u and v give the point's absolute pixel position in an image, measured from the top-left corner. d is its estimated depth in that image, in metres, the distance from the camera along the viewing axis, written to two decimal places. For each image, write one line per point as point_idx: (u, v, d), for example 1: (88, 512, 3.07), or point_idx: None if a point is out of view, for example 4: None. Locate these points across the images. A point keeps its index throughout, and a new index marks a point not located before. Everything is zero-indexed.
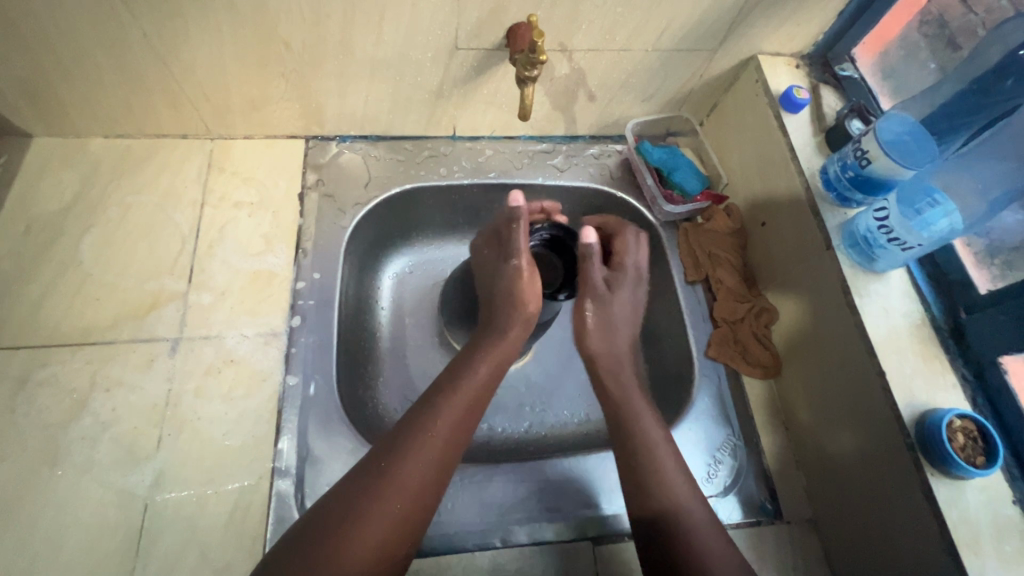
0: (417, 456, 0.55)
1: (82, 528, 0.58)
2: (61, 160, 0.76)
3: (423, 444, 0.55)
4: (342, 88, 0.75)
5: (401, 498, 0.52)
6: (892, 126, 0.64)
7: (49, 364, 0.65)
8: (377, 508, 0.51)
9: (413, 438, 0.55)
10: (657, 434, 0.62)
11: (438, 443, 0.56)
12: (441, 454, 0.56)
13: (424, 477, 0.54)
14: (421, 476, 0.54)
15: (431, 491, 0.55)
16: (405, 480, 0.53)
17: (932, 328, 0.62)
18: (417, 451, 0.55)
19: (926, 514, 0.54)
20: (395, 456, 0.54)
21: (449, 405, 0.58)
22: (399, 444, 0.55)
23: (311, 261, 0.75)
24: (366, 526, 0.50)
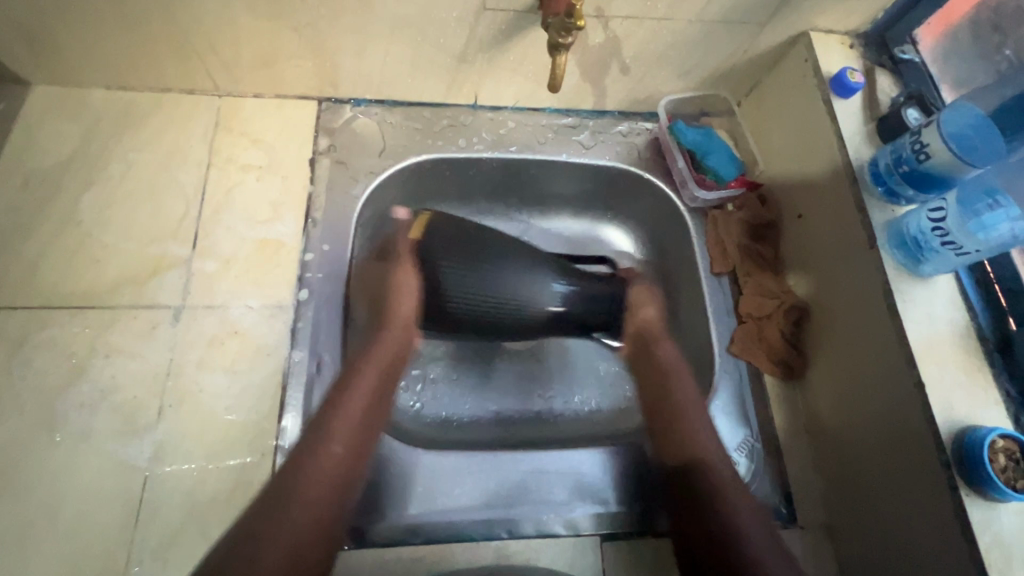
0: (313, 471, 0.53)
1: (80, 497, 0.57)
2: (62, 111, 0.72)
3: (319, 454, 0.54)
4: (359, 47, 0.70)
5: (310, 500, 0.52)
6: (957, 118, 0.58)
7: (47, 327, 0.62)
8: (277, 527, 0.50)
9: (307, 447, 0.55)
10: (696, 416, 0.64)
11: (338, 454, 0.55)
12: (351, 442, 0.56)
13: (321, 490, 0.53)
14: (323, 464, 0.54)
15: (335, 492, 0.54)
16: (289, 521, 0.51)
17: (977, 339, 0.58)
18: (311, 463, 0.54)
19: (956, 535, 0.51)
20: (286, 472, 0.53)
21: (344, 411, 0.57)
22: (293, 457, 0.54)
23: (321, 232, 0.72)
24: (278, 531, 0.50)
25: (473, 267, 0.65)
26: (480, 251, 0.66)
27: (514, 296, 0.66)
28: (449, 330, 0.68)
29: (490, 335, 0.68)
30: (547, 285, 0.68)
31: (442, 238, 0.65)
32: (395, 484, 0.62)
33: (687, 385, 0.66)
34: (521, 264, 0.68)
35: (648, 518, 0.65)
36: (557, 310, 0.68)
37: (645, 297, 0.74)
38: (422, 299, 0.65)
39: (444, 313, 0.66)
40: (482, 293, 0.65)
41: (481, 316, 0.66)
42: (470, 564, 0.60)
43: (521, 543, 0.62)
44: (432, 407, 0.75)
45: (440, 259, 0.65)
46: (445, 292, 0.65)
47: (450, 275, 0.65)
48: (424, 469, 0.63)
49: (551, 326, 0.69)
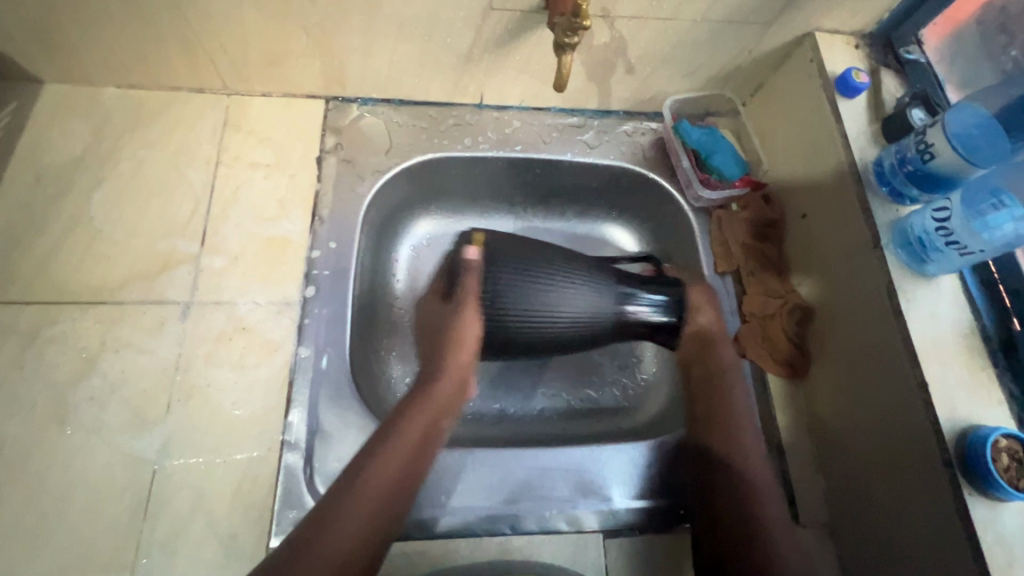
0: (354, 500, 0.52)
1: (90, 489, 0.58)
2: (73, 109, 0.73)
3: (360, 487, 0.52)
4: (367, 46, 0.70)
5: (365, 507, 0.51)
6: (962, 118, 0.58)
7: (58, 321, 0.63)
8: (322, 548, 0.48)
9: (353, 478, 0.53)
10: (749, 434, 0.65)
11: (377, 488, 0.53)
12: (410, 454, 0.56)
13: (360, 529, 0.50)
14: (381, 475, 0.53)
15: (373, 535, 0.51)
16: (346, 525, 0.50)
17: (981, 339, 0.58)
18: (355, 493, 0.52)
19: (958, 534, 0.51)
20: (333, 499, 0.51)
21: (395, 446, 0.56)
22: (338, 488, 0.52)
23: (328, 229, 0.72)
24: (332, 531, 0.49)
25: (538, 278, 0.65)
26: (538, 266, 0.66)
27: (555, 307, 0.64)
28: (507, 355, 0.67)
29: (541, 352, 0.67)
30: (609, 292, 0.67)
31: (503, 247, 0.67)
32: None
33: (739, 395, 0.68)
34: (580, 272, 0.67)
35: (650, 515, 0.65)
36: (616, 314, 0.67)
37: (705, 300, 0.71)
38: (484, 325, 0.65)
39: (503, 337, 0.65)
40: (547, 308, 0.64)
41: (532, 338, 0.65)
42: (474, 558, 0.60)
43: (524, 538, 0.62)
44: None
45: (501, 275, 0.65)
46: (503, 316, 0.64)
47: (513, 296, 0.64)
48: (429, 465, 0.64)
49: (613, 329, 0.67)
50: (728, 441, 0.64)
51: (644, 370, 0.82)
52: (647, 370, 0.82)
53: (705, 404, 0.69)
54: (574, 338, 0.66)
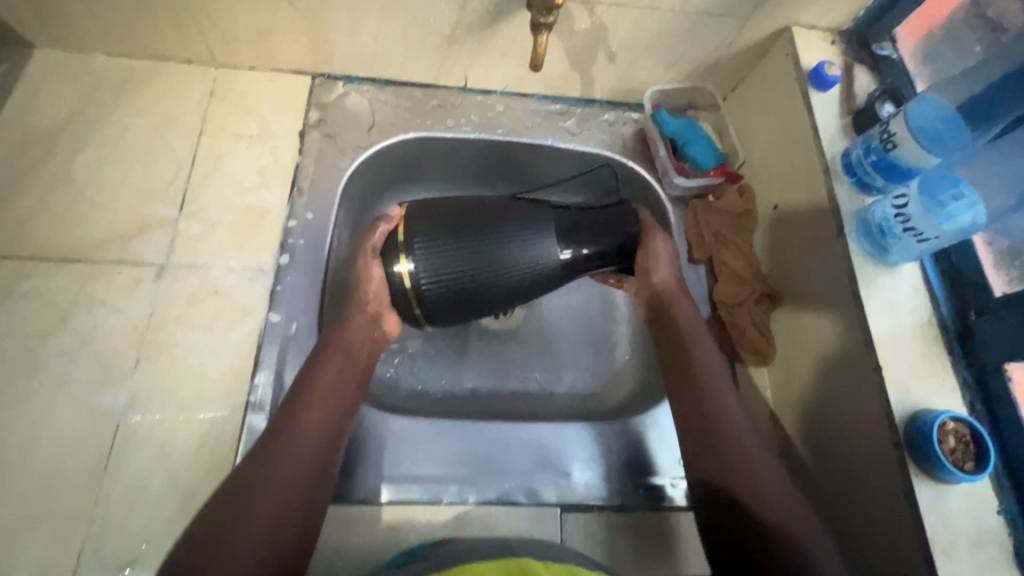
0: (290, 439, 0.52)
1: (54, 440, 0.59)
2: (62, 73, 0.75)
3: (295, 426, 0.53)
4: (352, 23, 0.72)
5: (284, 473, 0.50)
6: (923, 109, 0.60)
7: (33, 277, 0.64)
8: (264, 489, 0.49)
9: (283, 424, 0.53)
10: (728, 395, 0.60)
11: (315, 425, 0.54)
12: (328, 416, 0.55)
13: (302, 463, 0.51)
14: (301, 440, 0.52)
15: (314, 475, 0.52)
16: (270, 492, 0.49)
17: (938, 327, 0.59)
18: (291, 430, 0.52)
19: (905, 515, 0.52)
20: (269, 440, 0.52)
21: (318, 385, 0.56)
22: (272, 432, 0.53)
23: (306, 201, 0.73)
24: (254, 504, 0.48)
25: (452, 246, 0.60)
26: (464, 230, 0.61)
27: (513, 258, 0.61)
28: (430, 322, 0.63)
29: (471, 313, 0.63)
30: (545, 240, 0.62)
31: (434, 221, 0.62)
32: (363, 446, 0.63)
33: (708, 348, 0.63)
34: (496, 228, 0.61)
35: (611, 493, 0.66)
36: (563, 258, 0.62)
37: (662, 256, 0.67)
38: (432, 297, 0.60)
39: (419, 304, 0.61)
40: (465, 269, 0.60)
41: (456, 301, 0.61)
42: (432, 527, 0.62)
43: (484, 508, 0.63)
44: (407, 379, 0.76)
45: (421, 244, 0.60)
46: (418, 282, 0.60)
47: (431, 261, 0.60)
48: (391, 434, 0.64)
49: (563, 276, 0.64)
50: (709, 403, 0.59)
51: (615, 356, 0.82)
52: (619, 357, 0.82)
53: (677, 368, 0.62)
54: (527, 289, 0.63)
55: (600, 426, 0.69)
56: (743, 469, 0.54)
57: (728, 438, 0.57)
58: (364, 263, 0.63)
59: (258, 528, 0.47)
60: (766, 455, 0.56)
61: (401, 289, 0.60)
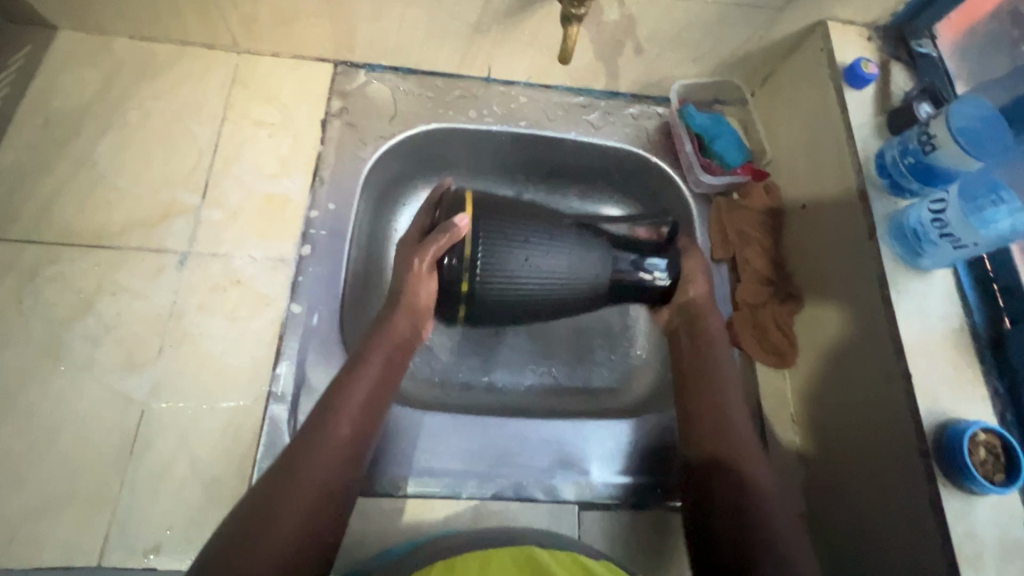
0: (316, 452, 0.51)
1: (80, 424, 0.59)
2: (85, 56, 0.74)
3: (323, 438, 0.52)
4: (376, 10, 0.71)
5: (313, 484, 0.49)
6: (966, 111, 0.58)
7: (58, 262, 0.64)
8: (286, 506, 0.47)
9: (312, 433, 0.52)
10: (733, 390, 0.62)
11: (342, 438, 0.53)
12: (357, 427, 0.54)
13: (329, 475, 0.50)
14: (330, 452, 0.51)
15: (340, 484, 0.51)
16: (296, 501, 0.48)
17: (970, 335, 0.58)
18: (320, 441, 0.51)
19: (926, 521, 0.52)
20: (295, 452, 0.51)
21: (350, 396, 0.55)
22: (299, 444, 0.52)
23: (327, 191, 0.73)
24: (281, 511, 0.47)
25: (517, 242, 0.61)
26: (517, 232, 0.61)
27: (560, 276, 0.61)
28: (472, 318, 0.63)
29: (518, 316, 0.64)
30: (604, 256, 0.64)
31: (495, 215, 0.61)
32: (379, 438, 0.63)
33: (725, 359, 0.64)
34: (565, 235, 0.63)
35: (628, 491, 0.66)
36: (614, 274, 0.64)
37: (698, 270, 0.68)
38: (486, 297, 0.61)
39: (470, 300, 0.61)
40: (520, 270, 0.60)
41: (503, 303, 0.61)
42: (449, 522, 0.62)
43: (500, 504, 0.63)
44: (425, 371, 0.76)
45: (482, 239, 0.60)
46: (475, 281, 0.60)
47: (491, 254, 0.60)
48: (406, 427, 0.65)
49: (606, 294, 0.65)
50: (713, 395, 0.61)
51: (632, 351, 0.82)
52: (637, 354, 0.82)
53: (695, 381, 0.63)
54: (575, 304, 0.64)
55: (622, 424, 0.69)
56: (730, 455, 0.56)
57: (729, 435, 0.58)
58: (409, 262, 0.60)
59: (277, 552, 0.45)
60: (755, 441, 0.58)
61: (454, 280, 0.60)
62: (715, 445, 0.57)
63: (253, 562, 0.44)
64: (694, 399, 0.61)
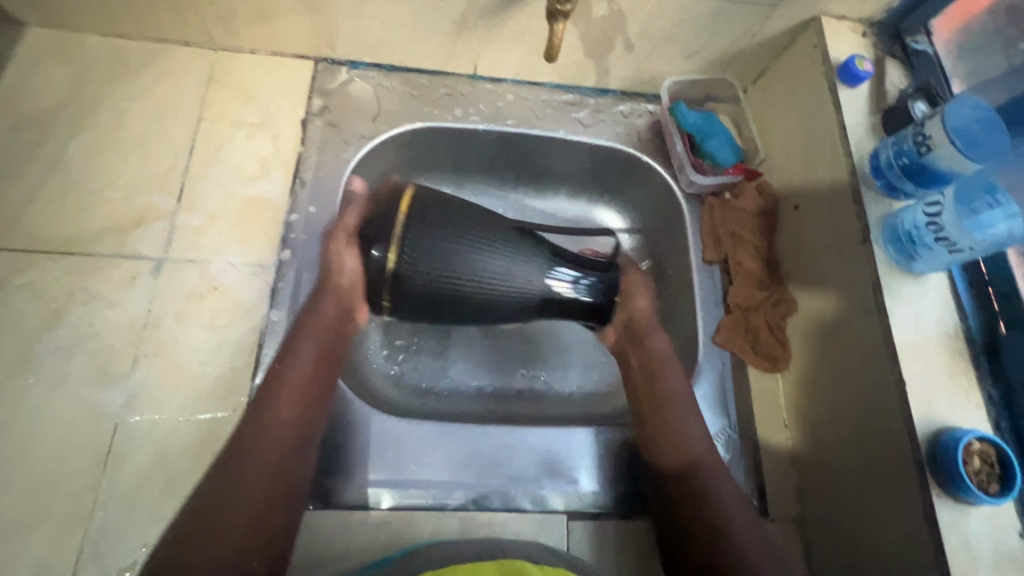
0: (259, 436, 0.53)
1: (52, 439, 0.57)
2: (54, 54, 0.71)
3: (265, 423, 0.54)
4: (357, 6, 0.68)
5: (253, 471, 0.52)
6: (962, 111, 0.57)
7: (27, 270, 0.62)
8: (231, 497, 0.50)
9: (254, 420, 0.54)
10: (684, 404, 0.62)
11: (285, 419, 0.55)
12: (296, 407, 0.56)
13: (268, 461, 0.53)
14: (266, 444, 0.53)
15: (280, 467, 0.53)
16: (242, 489, 0.51)
17: (965, 341, 0.57)
18: (261, 427, 0.54)
19: (918, 532, 0.51)
20: (240, 441, 0.53)
21: (286, 380, 0.56)
22: (245, 433, 0.54)
23: (308, 193, 0.71)
24: (226, 499, 0.50)
25: (462, 244, 0.57)
26: (456, 228, 0.58)
27: (504, 279, 0.58)
28: (394, 311, 0.60)
29: (462, 314, 0.60)
30: (529, 262, 0.59)
31: (434, 205, 0.58)
32: (365, 448, 0.62)
33: (673, 380, 0.63)
34: (504, 234, 0.60)
35: (618, 499, 0.65)
36: (545, 290, 0.60)
37: (639, 287, 0.66)
38: (406, 288, 0.57)
39: (391, 290, 0.57)
40: (476, 265, 0.57)
41: (427, 298, 0.58)
42: (436, 534, 0.60)
43: (488, 516, 0.62)
44: (411, 376, 0.74)
45: (411, 228, 0.56)
46: (401, 270, 0.56)
47: (419, 242, 0.56)
48: (392, 436, 0.63)
49: (537, 306, 0.60)
50: (663, 400, 0.62)
51: (623, 354, 0.81)
52: None
53: (648, 391, 0.63)
54: (515, 313, 0.60)
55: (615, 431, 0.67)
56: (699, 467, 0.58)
57: (681, 445, 0.60)
58: (339, 250, 0.60)
59: (231, 535, 0.49)
60: (705, 438, 0.61)
61: (379, 269, 0.56)
62: (682, 454, 0.59)
63: (213, 549, 0.48)
64: (653, 410, 0.62)
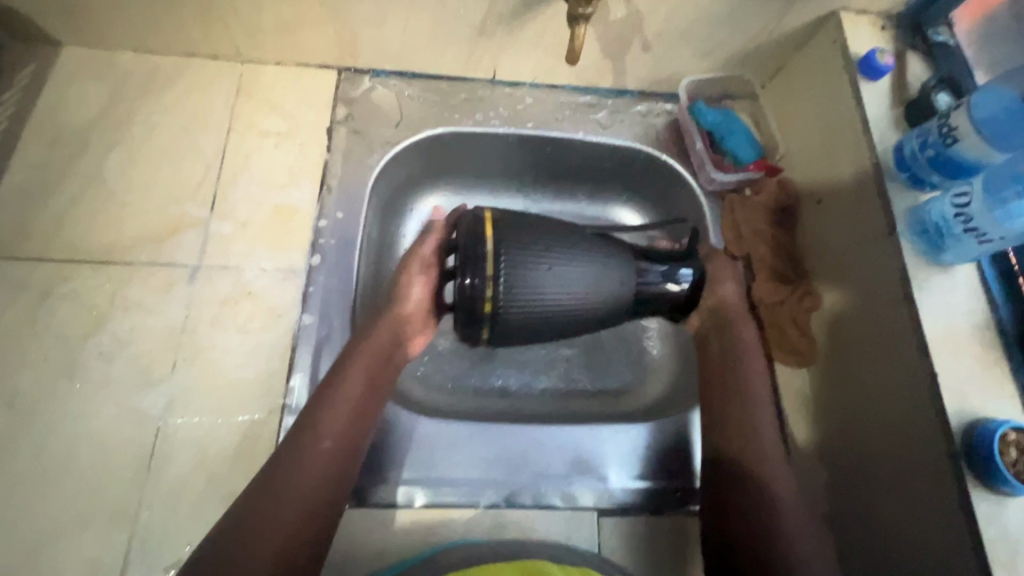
0: (298, 460, 0.53)
1: (97, 442, 0.59)
2: (90, 71, 0.74)
3: (308, 449, 0.53)
4: (380, 16, 0.70)
5: (293, 500, 0.51)
6: (989, 100, 0.56)
7: (70, 280, 0.65)
8: (269, 515, 0.49)
9: (296, 444, 0.53)
10: (765, 409, 0.63)
11: (327, 448, 0.54)
12: (340, 445, 0.55)
13: (307, 492, 0.52)
14: (306, 473, 0.52)
15: (320, 501, 0.52)
16: (277, 512, 0.50)
17: (996, 332, 0.56)
18: (301, 455, 0.53)
19: (957, 522, 0.51)
20: (279, 463, 0.52)
21: (334, 405, 0.56)
22: (284, 450, 0.54)
23: (335, 200, 0.72)
24: (267, 520, 0.49)
25: (536, 261, 0.56)
26: (535, 258, 0.56)
27: (570, 299, 0.57)
28: (494, 340, 0.58)
29: (552, 336, 0.59)
30: (623, 268, 0.60)
31: (521, 232, 0.57)
32: (395, 448, 0.63)
33: (757, 375, 0.64)
34: (590, 250, 0.59)
35: (647, 496, 0.65)
36: (636, 285, 0.61)
37: (725, 271, 0.70)
38: (512, 316, 0.55)
39: (492, 321, 0.55)
40: (548, 285, 0.56)
41: (529, 324, 0.56)
42: (467, 531, 0.61)
43: (519, 513, 0.62)
44: (438, 377, 0.76)
45: (501, 253, 0.55)
46: (499, 301, 0.55)
47: (513, 274, 0.55)
48: (422, 436, 0.64)
49: (622, 309, 0.61)
50: (750, 408, 0.62)
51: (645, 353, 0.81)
52: (652, 355, 0.81)
53: (720, 395, 0.64)
54: (599, 322, 0.61)
55: (650, 428, 0.68)
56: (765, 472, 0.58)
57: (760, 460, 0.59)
58: (411, 278, 0.66)
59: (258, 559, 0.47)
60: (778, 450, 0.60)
61: (472, 300, 0.55)
62: (743, 440, 0.60)
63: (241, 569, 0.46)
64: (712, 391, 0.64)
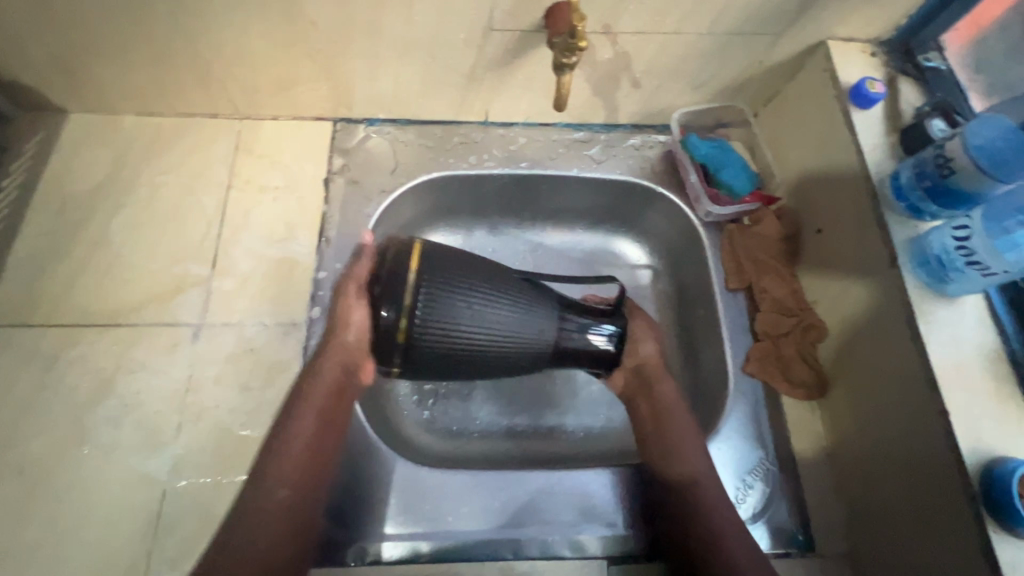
0: (255, 517, 0.52)
1: (106, 508, 0.60)
2: (96, 137, 0.76)
3: (263, 499, 0.53)
4: (371, 70, 0.71)
5: (247, 560, 0.50)
6: (985, 130, 0.56)
7: (77, 344, 0.66)
8: (227, 574, 0.49)
9: (251, 497, 0.53)
10: (693, 444, 0.61)
11: (283, 497, 0.54)
12: (295, 487, 0.55)
13: (270, 536, 0.52)
14: (264, 524, 0.52)
15: (283, 539, 0.53)
16: (237, 565, 0.50)
17: (1008, 364, 0.55)
18: (257, 504, 0.53)
19: (978, 566, 0.49)
20: (244, 511, 0.52)
21: (288, 451, 0.55)
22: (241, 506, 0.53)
23: (334, 251, 0.73)
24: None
25: (460, 288, 0.55)
26: (449, 281, 0.55)
27: (496, 338, 0.55)
28: (406, 372, 0.56)
29: (461, 372, 0.57)
30: (548, 314, 0.58)
31: (442, 258, 0.56)
32: (400, 500, 0.63)
33: (687, 424, 0.62)
34: (513, 291, 0.57)
35: (654, 541, 0.64)
36: (557, 335, 0.58)
37: (648, 330, 0.65)
38: (426, 349, 0.54)
39: (404, 353, 0.54)
40: (460, 317, 0.54)
41: (444, 361, 0.55)
42: None
43: (526, 564, 0.60)
44: (443, 420, 0.75)
45: (419, 280, 0.54)
46: (412, 336, 0.53)
47: (432, 304, 0.53)
48: (426, 487, 0.64)
49: (548, 359, 0.59)
50: (677, 459, 0.60)
51: None
52: None
53: (657, 428, 0.62)
54: (523, 368, 0.58)
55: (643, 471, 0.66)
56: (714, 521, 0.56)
57: (698, 490, 0.58)
58: (349, 303, 0.57)
59: None
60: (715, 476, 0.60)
61: (390, 333, 0.53)
62: (686, 468, 0.60)
63: None
64: (655, 432, 0.62)
